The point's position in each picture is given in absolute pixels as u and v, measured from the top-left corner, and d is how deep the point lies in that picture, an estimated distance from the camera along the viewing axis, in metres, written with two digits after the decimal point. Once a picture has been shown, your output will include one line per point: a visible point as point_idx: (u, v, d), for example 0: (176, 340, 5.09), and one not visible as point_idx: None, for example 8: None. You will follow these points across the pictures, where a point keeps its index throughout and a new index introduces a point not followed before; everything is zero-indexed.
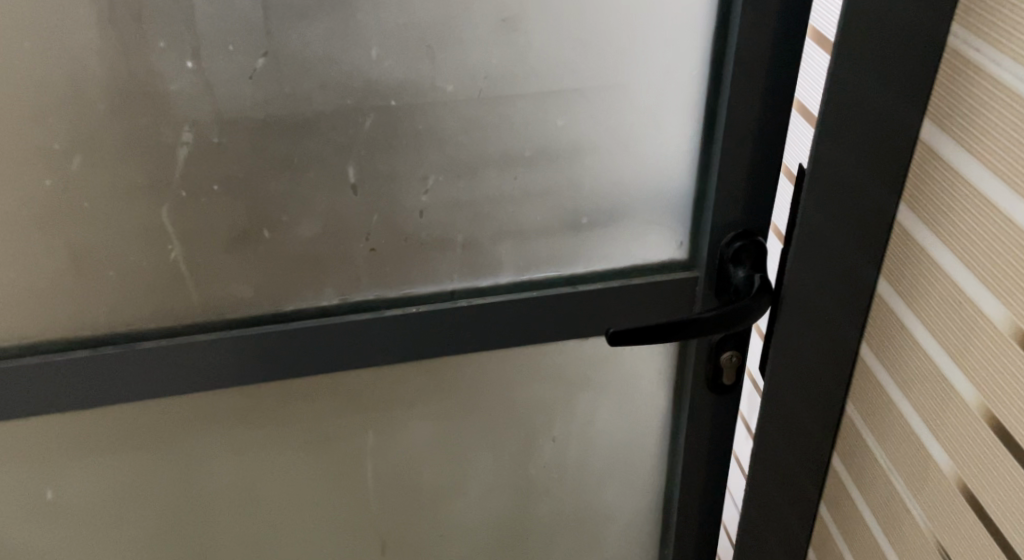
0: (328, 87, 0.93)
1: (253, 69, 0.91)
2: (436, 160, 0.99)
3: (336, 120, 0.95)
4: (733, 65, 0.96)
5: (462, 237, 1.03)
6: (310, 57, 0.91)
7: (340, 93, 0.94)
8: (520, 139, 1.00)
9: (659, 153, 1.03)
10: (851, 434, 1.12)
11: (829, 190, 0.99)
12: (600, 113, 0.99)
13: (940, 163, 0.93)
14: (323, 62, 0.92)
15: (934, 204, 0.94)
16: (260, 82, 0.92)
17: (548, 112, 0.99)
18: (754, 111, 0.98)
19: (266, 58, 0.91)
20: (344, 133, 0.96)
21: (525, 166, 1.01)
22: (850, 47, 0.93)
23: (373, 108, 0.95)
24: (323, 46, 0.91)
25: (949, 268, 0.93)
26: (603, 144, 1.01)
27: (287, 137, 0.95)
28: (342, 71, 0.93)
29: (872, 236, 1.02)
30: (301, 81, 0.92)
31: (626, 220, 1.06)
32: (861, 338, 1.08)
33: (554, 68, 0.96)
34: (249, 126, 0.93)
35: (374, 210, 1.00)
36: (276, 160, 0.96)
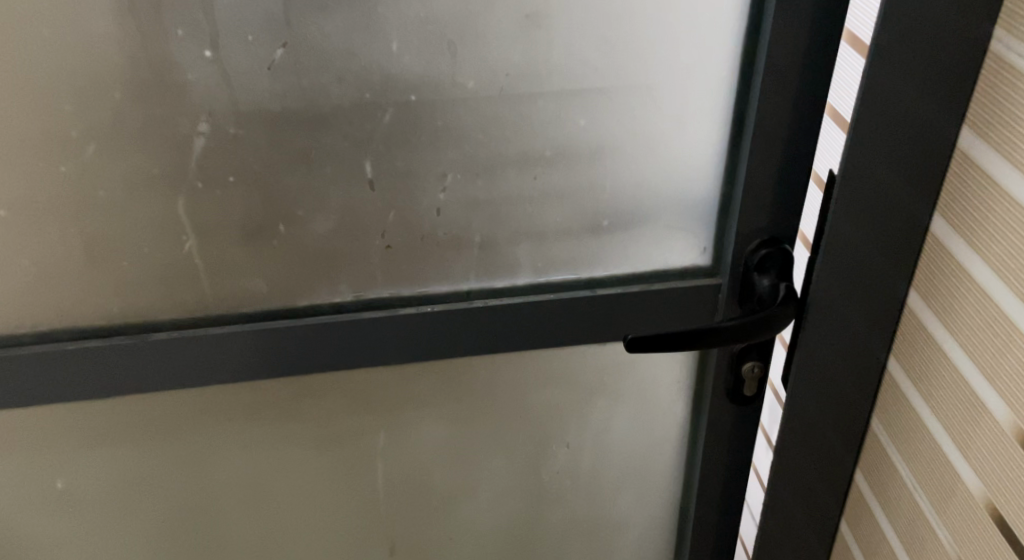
0: (347, 80, 0.91)
1: (270, 60, 0.89)
2: (454, 157, 0.97)
3: (354, 114, 0.93)
4: (763, 69, 0.93)
5: (479, 237, 1.02)
6: (329, 49, 0.90)
7: (359, 87, 0.92)
8: (540, 138, 0.98)
9: (684, 156, 1.00)
10: (876, 451, 1.09)
11: (859, 198, 0.97)
12: (623, 114, 0.97)
13: (977, 172, 0.90)
14: (343, 55, 0.90)
15: (969, 215, 0.91)
16: (278, 74, 0.90)
17: (568, 111, 0.96)
18: (784, 116, 0.96)
19: (284, 49, 0.89)
20: (362, 128, 0.94)
21: (544, 166, 0.99)
22: (887, 52, 0.90)
23: (393, 103, 0.93)
24: (343, 38, 0.89)
25: (983, 281, 0.90)
26: (624, 145, 0.99)
27: (304, 130, 0.93)
28: (361, 65, 0.91)
29: (903, 248, 0.99)
30: (319, 74, 0.91)
31: (648, 224, 1.04)
32: (888, 352, 1.05)
33: (577, 66, 0.94)
34: (266, 117, 0.92)
35: (390, 207, 0.98)
36: (293, 153, 0.94)
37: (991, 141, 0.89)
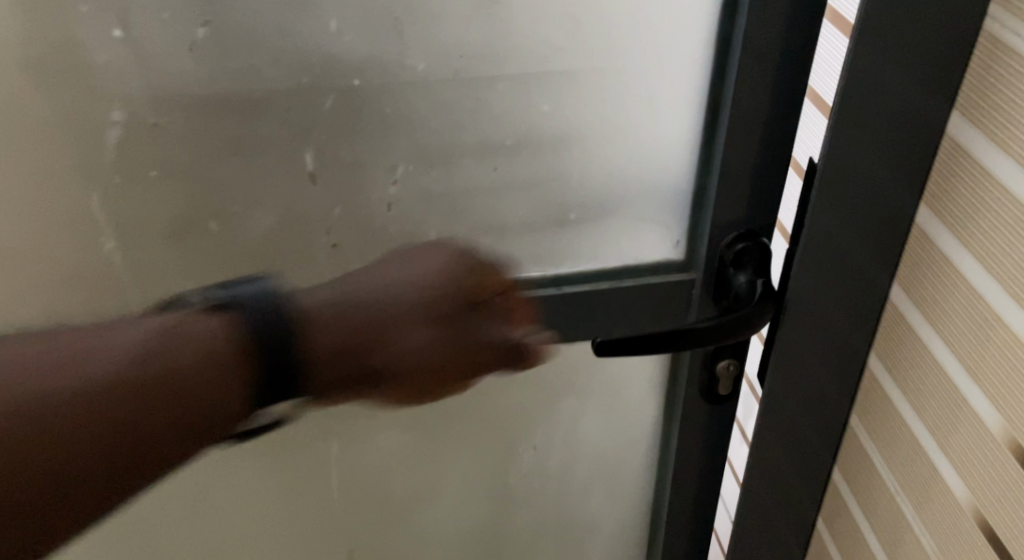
0: (280, 62, 0.79)
1: (191, 41, 0.77)
2: (406, 148, 0.87)
3: (290, 100, 0.81)
4: (740, 44, 0.85)
5: (436, 232, 0.94)
6: (259, 27, 0.78)
7: (296, 69, 0.80)
8: (501, 126, 0.90)
9: (655, 144, 0.93)
10: (856, 451, 1.02)
11: (841, 187, 0.90)
12: (590, 97, 0.90)
13: (970, 160, 0.83)
14: (276, 35, 0.78)
15: (959, 205, 0.84)
16: (201, 56, 0.78)
17: (531, 97, 0.89)
18: (761, 95, 0.88)
19: (206, 27, 0.77)
20: (301, 116, 0.82)
21: (504, 156, 0.92)
22: (873, 31, 0.83)
23: (333, 88, 0.82)
24: (273, 16, 0.78)
25: (976, 278, 0.83)
26: (592, 134, 0.92)
27: (233, 116, 0.81)
28: (298, 45, 0.79)
29: (887, 239, 0.92)
30: (248, 56, 0.79)
31: (617, 214, 0.97)
32: (869, 348, 0.98)
33: (539, 46, 0.85)
34: (189, 105, 0.80)
35: (336, 202, 0.89)
36: (222, 145, 0.82)
37: (984, 129, 0.81)
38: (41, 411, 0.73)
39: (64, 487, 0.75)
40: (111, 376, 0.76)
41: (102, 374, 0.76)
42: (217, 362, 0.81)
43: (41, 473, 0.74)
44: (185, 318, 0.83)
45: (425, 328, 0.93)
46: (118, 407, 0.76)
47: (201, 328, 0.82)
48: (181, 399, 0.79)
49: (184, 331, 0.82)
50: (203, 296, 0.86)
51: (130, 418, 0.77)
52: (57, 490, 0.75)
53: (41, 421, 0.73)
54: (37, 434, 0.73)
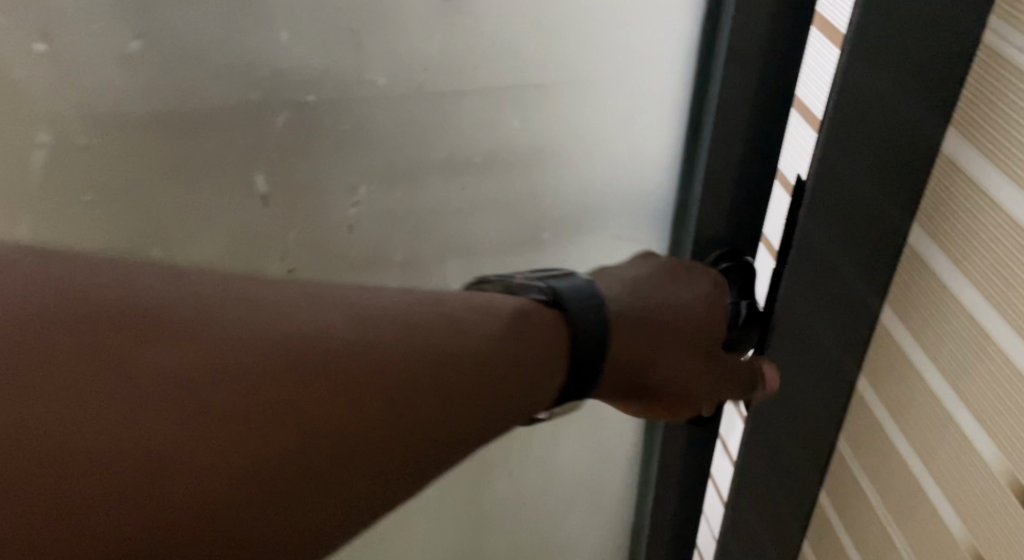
0: (224, 78, 0.72)
1: (125, 54, 0.70)
2: (367, 166, 0.81)
3: (238, 116, 0.74)
4: (723, 54, 0.80)
5: (401, 255, 0.88)
6: (200, 39, 0.70)
7: (243, 84, 0.73)
8: (470, 142, 0.84)
9: (633, 160, 0.88)
10: (843, 475, 0.97)
11: (832, 208, 0.83)
12: (563, 111, 0.84)
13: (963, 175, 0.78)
14: (220, 48, 0.71)
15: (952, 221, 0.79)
16: (135, 71, 0.71)
17: (501, 111, 0.83)
18: (743, 107, 0.83)
19: (141, 40, 0.69)
20: (250, 133, 0.76)
21: (474, 174, 0.86)
22: (864, 44, 0.75)
23: (282, 109, 0.75)
24: (214, 32, 0.70)
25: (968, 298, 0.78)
26: (566, 149, 0.87)
27: (174, 135, 0.74)
28: (244, 59, 0.72)
29: (878, 261, 0.86)
30: (189, 71, 0.71)
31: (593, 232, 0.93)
32: (858, 370, 0.92)
33: (509, 59, 0.79)
34: (126, 124, 0.73)
35: (290, 224, 0.82)
36: (164, 166, 0.75)
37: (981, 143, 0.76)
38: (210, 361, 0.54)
39: (269, 483, 0.54)
40: (361, 334, 0.58)
41: (438, 336, 0.61)
42: (557, 335, 0.66)
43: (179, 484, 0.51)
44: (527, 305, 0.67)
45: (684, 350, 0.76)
46: (337, 384, 0.56)
47: (545, 320, 0.66)
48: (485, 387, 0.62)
49: (521, 318, 0.65)
50: (527, 283, 0.69)
51: (402, 394, 0.58)
52: (261, 487, 0.53)
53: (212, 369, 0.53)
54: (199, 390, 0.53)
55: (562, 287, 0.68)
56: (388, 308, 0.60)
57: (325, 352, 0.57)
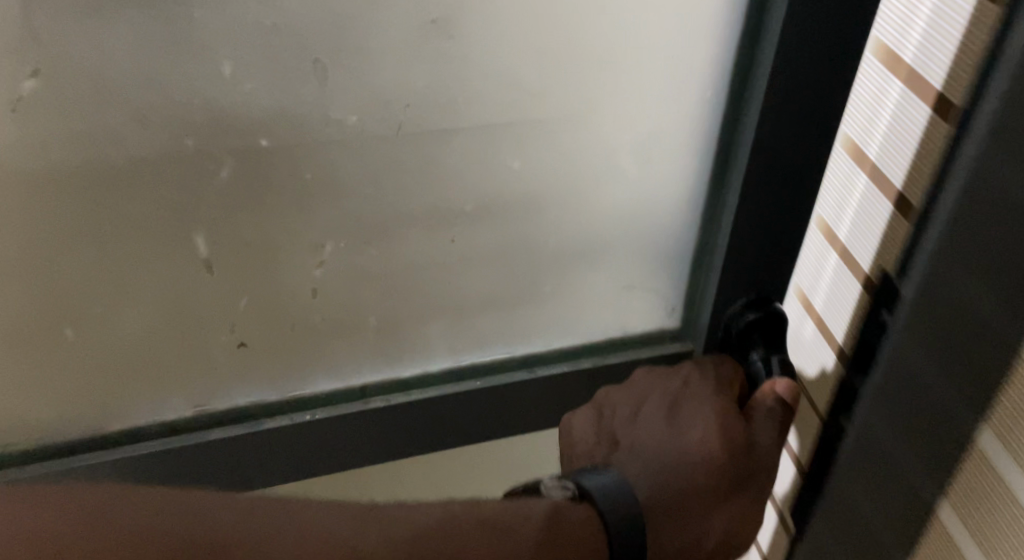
0: (147, 125, 0.56)
1: (15, 99, 0.53)
2: (335, 221, 0.66)
3: (169, 171, 0.58)
4: (761, 81, 0.63)
5: (377, 319, 0.73)
6: (115, 77, 0.54)
7: (172, 131, 0.57)
8: (459, 188, 0.69)
9: (646, 201, 0.74)
10: None
11: (947, 348, 0.57)
12: (571, 151, 0.69)
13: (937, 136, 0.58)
14: (141, 87, 0.55)
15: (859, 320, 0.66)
16: (29, 121, 0.54)
17: (497, 149, 0.68)
18: (792, 143, 0.65)
19: (35, 80, 0.53)
20: (184, 190, 0.60)
21: (465, 224, 0.71)
22: (982, 162, 0.53)
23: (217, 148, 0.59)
24: (132, 62, 0.54)
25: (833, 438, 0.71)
26: (569, 190, 0.72)
27: (84, 194, 0.58)
28: (172, 101, 0.56)
29: (949, 444, 0.59)
30: (100, 117, 0.55)
31: (595, 271, 0.78)
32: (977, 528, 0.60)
33: (508, 90, 0.64)
34: (20, 184, 0.56)
35: (240, 290, 0.67)
36: (72, 231, 0.59)
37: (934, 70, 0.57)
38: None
39: None
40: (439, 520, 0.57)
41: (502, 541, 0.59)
42: (596, 534, 0.62)
43: None
44: (560, 501, 0.63)
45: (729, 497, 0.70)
46: None
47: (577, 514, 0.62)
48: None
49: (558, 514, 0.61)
50: (554, 483, 0.65)
51: None
52: None
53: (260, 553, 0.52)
54: None
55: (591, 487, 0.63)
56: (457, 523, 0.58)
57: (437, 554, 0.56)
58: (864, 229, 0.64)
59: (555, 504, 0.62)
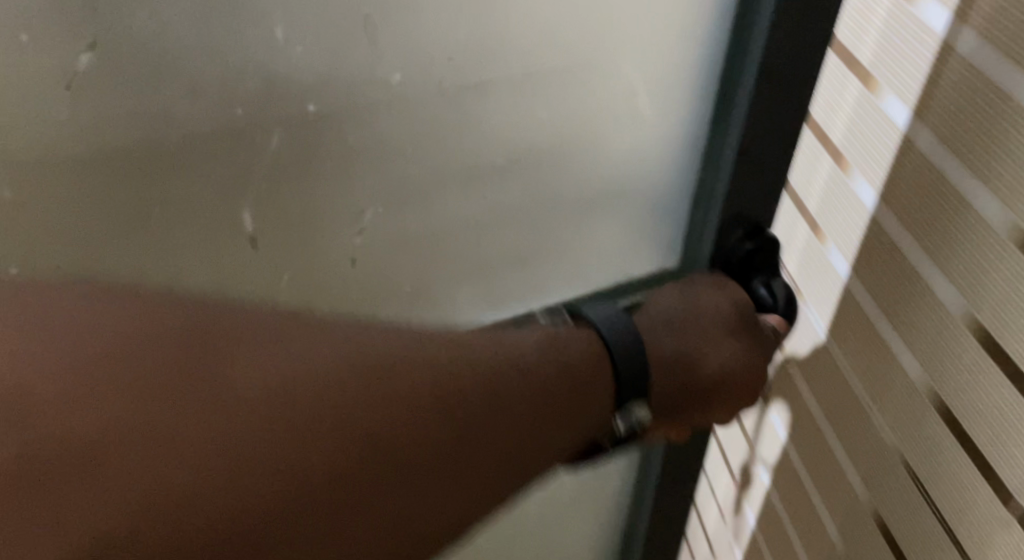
0: (201, 97, 0.55)
1: (67, 76, 0.52)
2: (376, 186, 0.65)
3: (221, 145, 0.57)
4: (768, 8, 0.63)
5: (410, 286, 0.72)
6: (170, 47, 0.52)
7: (226, 101, 0.55)
8: (491, 142, 0.67)
9: (649, 144, 0.73)
10: None
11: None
12: (592, 99, 0.68)
13: (948, 196, 0.58)
14: (198, 56, 0.53)
15: (866, 356, 0.66)
16: (82, 99, 0.52)
17: (526, 100, 0.66)
18: (792, 75, 0.66)
19: (88, 53, 0.51)
20: (235, 164, 0.58)
21: (495, 180, 0.70)
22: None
23: (257, 98, 0.56)
24: (188, 31, 0.52)
25: (790, 466, 0.77)
26: (588, 142, 0.71)
27: (139, 174, 0.56)
28: (227, 68, 0.54)
29: None
30: (154, 90, 0.53)
31: (596, 220, 0.76)
32: None
33: (542, 37, 0.63)
34: (72, 166, 0.55)
35: (283, 266, 0.65)
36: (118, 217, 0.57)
37: (968, 56, 0.56)
38: (282, 398, 0.45)
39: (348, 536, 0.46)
40: (427, 342, 0.51)
41: (491, 351, 0.53)
42: (599, 366, 0.58)
43: (201, 527, 0.42)
44: (552, 329, 0.59)
45: (718, 341, 0.68)
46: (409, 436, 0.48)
47: (577, 344, 0.58)
48: (574, 392, 0.56)
49: (552, 341, 0.57)
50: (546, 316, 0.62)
51: (469, 449, 0.50)
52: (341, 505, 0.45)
53: (248, 417, 0.44)
54: (226, 422, 0.44)
55: (590, 317, 0.61)
56: (447, 339, 0.53)
57: (416, 382, 0.49)
58: (864, 142, 0.65)
59: (549, 332, 0.58)
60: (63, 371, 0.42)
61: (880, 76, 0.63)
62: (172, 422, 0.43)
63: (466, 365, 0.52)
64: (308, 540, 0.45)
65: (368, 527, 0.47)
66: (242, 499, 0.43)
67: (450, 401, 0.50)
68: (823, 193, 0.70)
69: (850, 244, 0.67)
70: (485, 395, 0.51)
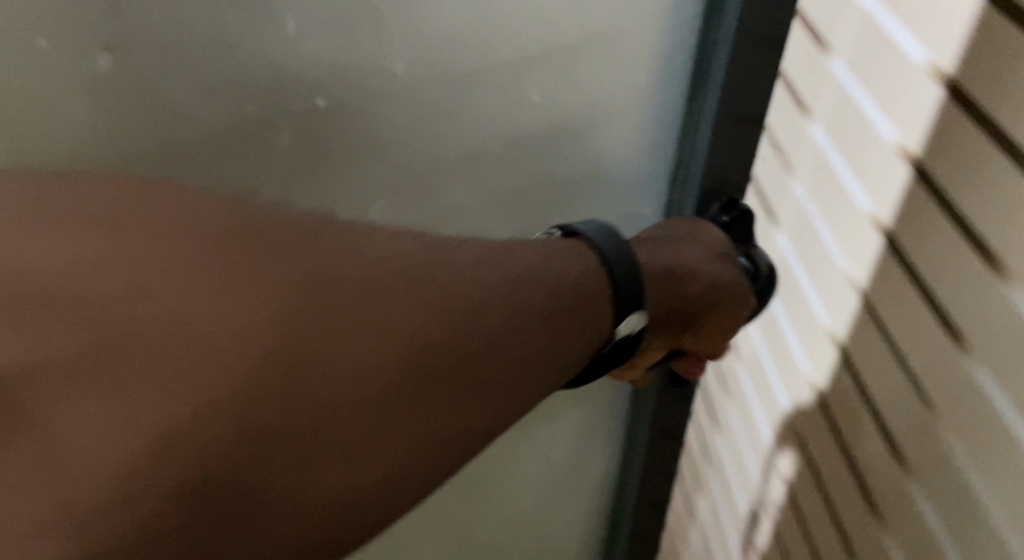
0: (216, 93, 0.60)
1: (91, 74, 0.57)
2: (380, 173, 0.68)
3: (235, 134, 0.63)
4: None
5: None
6: (188, 45, 0.58)
7: (239, 94, 0.61)
8: (487, 127, 0.69)
9: (632, 116, 0.72)
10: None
11: None
12: (580, 80, 0.69)
13: (980, 154, 0.48)
14: (213, 52, 0.58)
15: (906, 308, 0.54)
16: (107, 99, 0.59)
17: (518, 85, 0.67)
18: (759, 51, 0.66)
19: (110, 55, 0.57)
20: (247, 152, 0.64)
21: (491, 165, 0.71)
22: None
23: (279, 69, 0.60)
24: (203, 30, 0.58)
25: (851, 410, 0.61)
26: (576, 123, 0.71)
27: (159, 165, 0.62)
28: (242, 65, 0.59)
29: None
30: (171, 86, 0.59)
31: (612, 197, 0.77)
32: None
33: (534, 21, 0.65)
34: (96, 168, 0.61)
35: None
36: None
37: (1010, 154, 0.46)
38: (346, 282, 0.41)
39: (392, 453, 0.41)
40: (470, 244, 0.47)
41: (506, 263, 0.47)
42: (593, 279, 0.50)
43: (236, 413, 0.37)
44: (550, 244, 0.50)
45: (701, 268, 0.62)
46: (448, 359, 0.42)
47: (572, 265, 0.49)
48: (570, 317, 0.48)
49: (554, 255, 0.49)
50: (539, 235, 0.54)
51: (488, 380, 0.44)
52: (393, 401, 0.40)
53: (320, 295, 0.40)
54: (333, 302, 0.40)
55: (587, 235, 0.52)
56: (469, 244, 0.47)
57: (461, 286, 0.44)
58: (907, 98, 0.53)
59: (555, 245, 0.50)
60: (100, 239, 0.40)
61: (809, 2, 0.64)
62: (143, 297, 0.39)
63: (490, 271, 0.46)
64: (334, 450, 0.39)
65: (347, 472, 0.39)
66: (283, 374, 0.38)
67: (424, 345, 0.42)
68: (811, 158, 0.64)
69: (836, 190, 0.61)
70: (527, 306, 0.46)
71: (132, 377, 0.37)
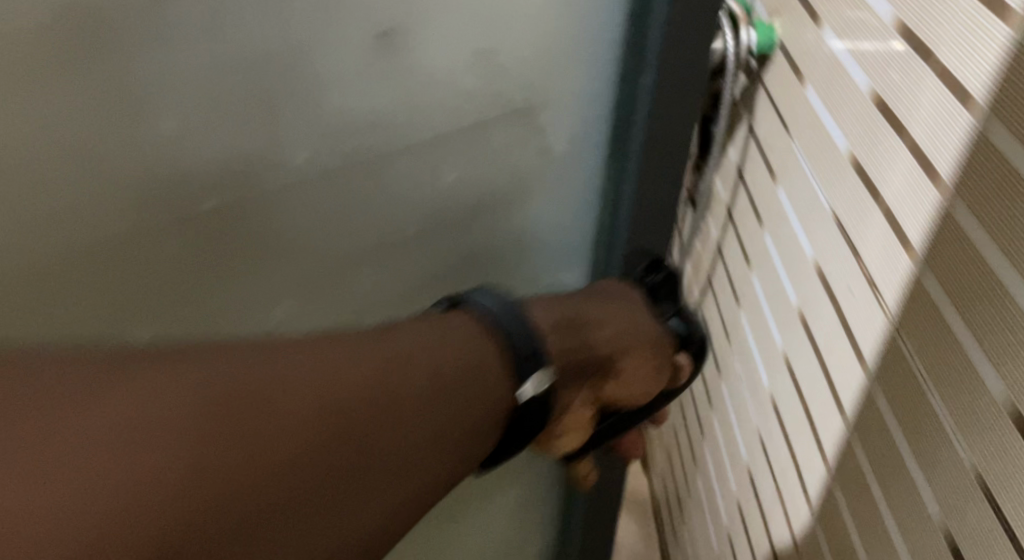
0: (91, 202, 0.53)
1: None
2: (286, 271, 0.62)
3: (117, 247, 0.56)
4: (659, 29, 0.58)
5: None
6: (53, 151, 0.52)
7: (118, 200, 0.54)
8: (403, 213, 0.63)
9: (556, 184, 0.67)
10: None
11: None
12: (499, 154, 0.63)
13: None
14: (85, 157, 0.52)
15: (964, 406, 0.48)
16: None
17: (435, 165, 0.62)
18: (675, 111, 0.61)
19: None
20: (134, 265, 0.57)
21: (412, 251, 0.65)
22: None
23: (160, 176, 0.54)
24: (67, 133, 0.51)
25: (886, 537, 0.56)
26: (498, 199, 0.66)
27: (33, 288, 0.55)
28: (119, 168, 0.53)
29: None
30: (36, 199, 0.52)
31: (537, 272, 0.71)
32: None
33: (447, 98, 0.59)
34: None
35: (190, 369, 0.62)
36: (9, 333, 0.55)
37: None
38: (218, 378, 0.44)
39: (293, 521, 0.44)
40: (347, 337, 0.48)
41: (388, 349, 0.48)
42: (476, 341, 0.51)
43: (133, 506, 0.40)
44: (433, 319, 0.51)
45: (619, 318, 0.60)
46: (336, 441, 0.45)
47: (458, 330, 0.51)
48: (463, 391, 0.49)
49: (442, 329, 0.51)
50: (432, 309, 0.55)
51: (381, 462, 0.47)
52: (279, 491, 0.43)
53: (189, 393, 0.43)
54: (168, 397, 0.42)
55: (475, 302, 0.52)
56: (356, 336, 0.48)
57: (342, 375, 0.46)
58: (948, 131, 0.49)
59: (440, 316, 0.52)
60: None
61: (851, 114, 0.57)
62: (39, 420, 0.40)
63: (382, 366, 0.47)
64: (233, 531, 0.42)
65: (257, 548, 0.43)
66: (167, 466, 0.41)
67: (311, 419, 0.45)
68: (854, 215, 0.57)
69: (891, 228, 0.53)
70: (415, 388, 0.48)
71: (33, 524, 0.39)
